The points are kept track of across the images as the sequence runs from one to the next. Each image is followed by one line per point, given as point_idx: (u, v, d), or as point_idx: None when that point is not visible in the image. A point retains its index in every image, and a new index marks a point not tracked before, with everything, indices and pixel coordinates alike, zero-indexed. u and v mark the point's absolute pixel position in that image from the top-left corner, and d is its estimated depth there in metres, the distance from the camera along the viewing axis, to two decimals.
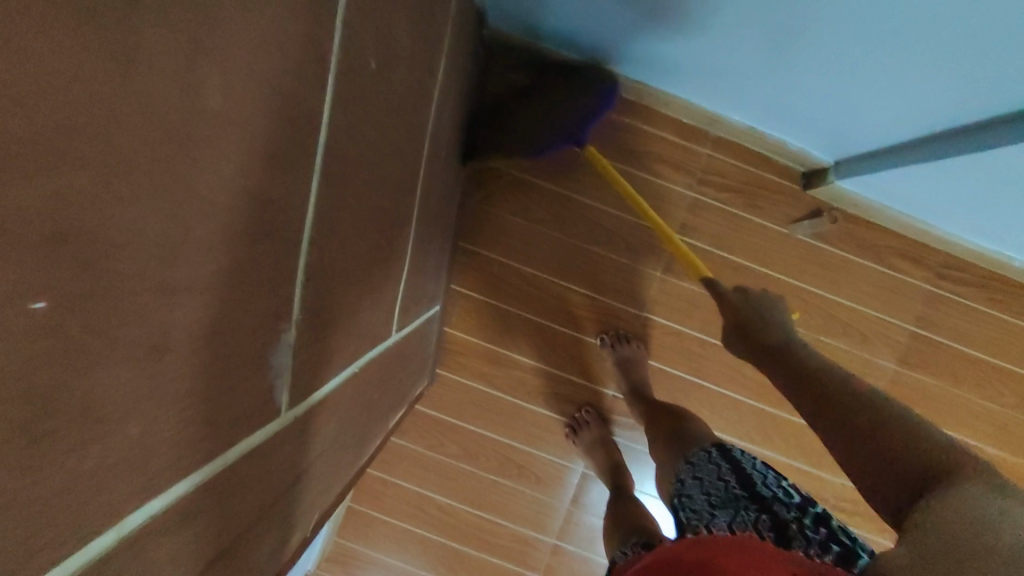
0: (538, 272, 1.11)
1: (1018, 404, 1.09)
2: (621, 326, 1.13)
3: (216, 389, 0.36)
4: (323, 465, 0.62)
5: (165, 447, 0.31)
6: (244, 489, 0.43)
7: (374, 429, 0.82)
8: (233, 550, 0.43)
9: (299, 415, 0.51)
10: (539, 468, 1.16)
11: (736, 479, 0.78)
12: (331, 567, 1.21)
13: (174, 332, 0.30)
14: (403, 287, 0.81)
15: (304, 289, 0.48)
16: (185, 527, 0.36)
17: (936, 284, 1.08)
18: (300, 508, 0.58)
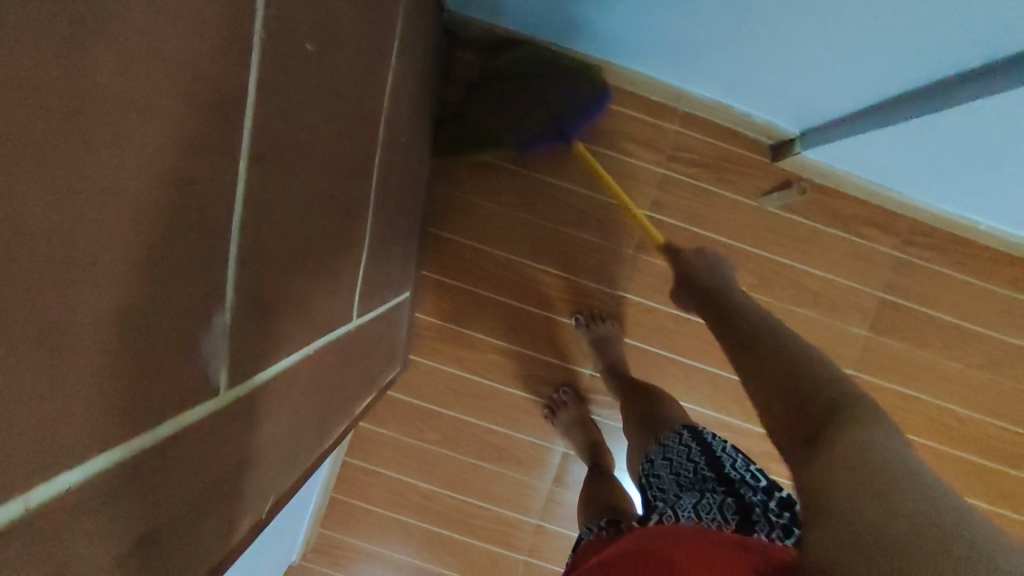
0: (510, 255, 1.12)
1: (980, 363, 1.12)
2: (595, 306, 1.12)
3: (128, 367, 0.37)
4: (277, 447, 0.63)
5: (64, 423, 0.32)
6: (171, 467, 0.44)
7: (337, 412, 0.83)
8: (167, 529, 0.45)
9: (238, 394, 0.52)
10: (518, 449, 1.17)
11: (706, 461, 0.80)
12: (318, 558, 1.22)
13: (67, 315, 0.30)
14: (362, 274, 0.82)
15: (235, 275, 0.48)
16: (101, 501, 0.37)
17: (904, 250, 1.09)
18: (249, 490, 0.58)
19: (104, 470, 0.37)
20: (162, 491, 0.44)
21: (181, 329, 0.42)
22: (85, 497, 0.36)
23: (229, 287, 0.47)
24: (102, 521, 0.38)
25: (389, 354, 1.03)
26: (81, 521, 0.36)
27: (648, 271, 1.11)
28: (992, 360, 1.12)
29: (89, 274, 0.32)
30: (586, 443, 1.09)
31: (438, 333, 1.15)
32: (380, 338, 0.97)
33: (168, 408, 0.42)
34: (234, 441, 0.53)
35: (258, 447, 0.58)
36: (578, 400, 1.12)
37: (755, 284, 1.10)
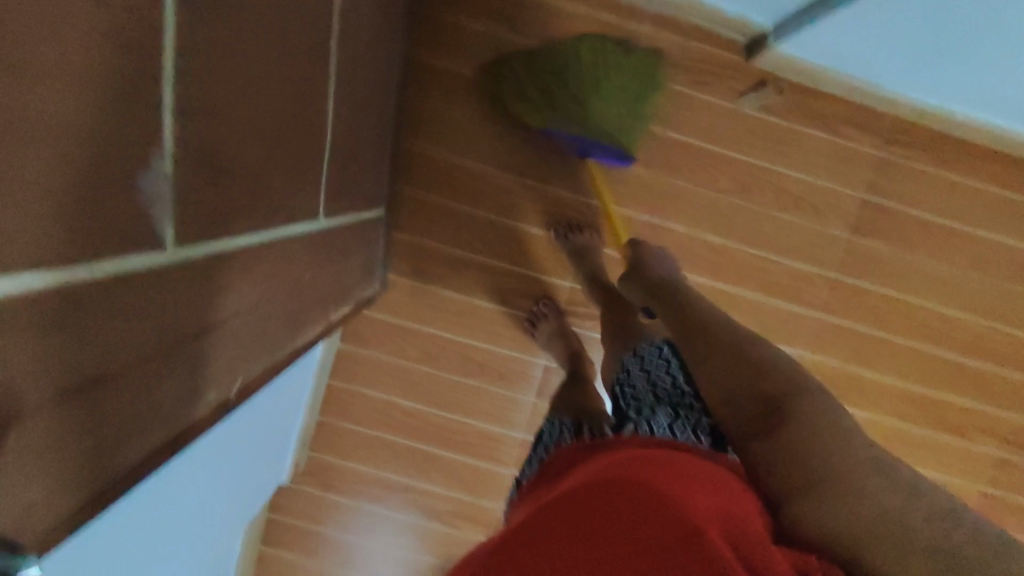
0: (483, 167, 1.12)
1: (965, 264, 1.12)
2: (569, 215, 1.14)
3: (71, 185, 0.36)
4: (243, 325, 0.64)
5: (15, 226, 0.32)
6: (123, 314, 0.44)
7: (308, 312, 0.84)
8: (121, 375, 0.45)
9: (190, 258, 0.52)
10: (501, 364, 1.17)
11: (687, 376, 0.78)
12: (308, 481, 1.23)
13: (14, 99, 0.30)
14: (326, 172, 0.82)
15: (179, 122, 0.47)
16: (47, 327, 0.37)
17: (886, 149, 1.09)
18: (211, 362, 0.59)
19: (50, 296, 0.36)
20: (110, 339, 0.43)
21: (122, 166, 0.41)
22: (34, 318, 0.35)
23: (169, 134, 0.46)
24: (49, 353, 0.37)
25: (363, 268, 1.04)
26: (32, 346, 0.36)
27: (624, 179, 1.11)
28: (974, 258, 1.12)
29: (28, 79, 0.31)
30: (564, 353, 1.10)
31: (419, 250, 1.14)
32: (351, 245, 0.97)
33: (112, 248, 0.42)
34: (192, 307, 0.53)
35: (220, 320, 0.59)
36: (558, 312, 1.13)
37: (733, 189, 1.10)
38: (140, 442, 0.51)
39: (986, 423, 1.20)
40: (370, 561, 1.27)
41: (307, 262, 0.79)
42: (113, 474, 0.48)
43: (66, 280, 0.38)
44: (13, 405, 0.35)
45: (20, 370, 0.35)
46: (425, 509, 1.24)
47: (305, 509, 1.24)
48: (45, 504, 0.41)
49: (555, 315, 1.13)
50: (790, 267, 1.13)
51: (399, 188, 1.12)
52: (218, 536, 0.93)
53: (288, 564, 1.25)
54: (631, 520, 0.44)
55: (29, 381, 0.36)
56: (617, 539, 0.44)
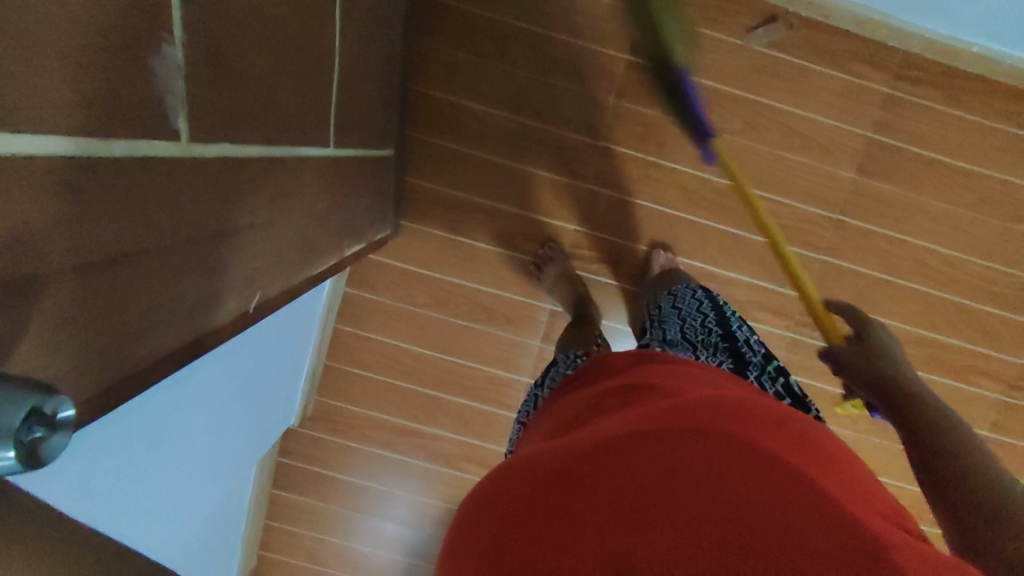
0: (489, 109, 1.11)
1: (972, 203, 1.13)
2: (577, 159, 1.13)
3: (89, 48, 0.36)
4: (252, 238, 0.65)
5: (35, 78, 0.32)
6: (141, 199, 0.44)
7: (317, 241, 0.86)
8: (139, 262, 0.46)
9: (204, 156, 0.52)
10: (507, 309, 1.18)
11: (716, 317, 0.86)
12: (316, 425, 1.25)
13: None
14: (334, 101, 0.81)
15: (190, 10, 0.47)
16: (69, 196, 0.37)
17: (895, 86, 1.08)
18: (223, 267, 0.60)
19: (68, 165, 0.36)
20: (125, 223, 0.43)
21: (137, 42, 0.41)
22: (54, 183, 0.36)
23: (175, 21, 0.45)
24: (69, 224, 0.37)
25: (375, 209, 1.04)
26: (53, 212, 0.36)
27: (632, 119, 1.12)
28: (980, 198, 1.12)
29: None
30: (570, 294, 1.10)
31: (425, 195, 1.14)
32: (359, 184, 0.97)
33: (128, 128, 0.42)
34: (205, 210, 0.54)
35: (229, 228, 0.59)
36: (564, 255, 1.13)
37: (739, 130, 1.10)
38: (155, 337, 0.52)
39: (988, 366, 1.20)
40: (381, 505, 1.29)
41: (316, 189, 0.79)
42: (131, 366, 0.49)
43: (86, 153, 0.38)
44: (38, 270, 0.36)
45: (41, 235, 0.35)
46: (432, 452, 1.25)
47: (313, 452, 1.26)
48: (68, 382, 0.41)
49: (561, 257, 1.13)
50: (797, 210, 1.12)
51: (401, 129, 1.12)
52: (230, 470, 0.95)
53: (300, 504, 1.29)
54: (703, 467, 0.48)
55: (51, 247, 0.36)
56: (682, 473, 0.48)
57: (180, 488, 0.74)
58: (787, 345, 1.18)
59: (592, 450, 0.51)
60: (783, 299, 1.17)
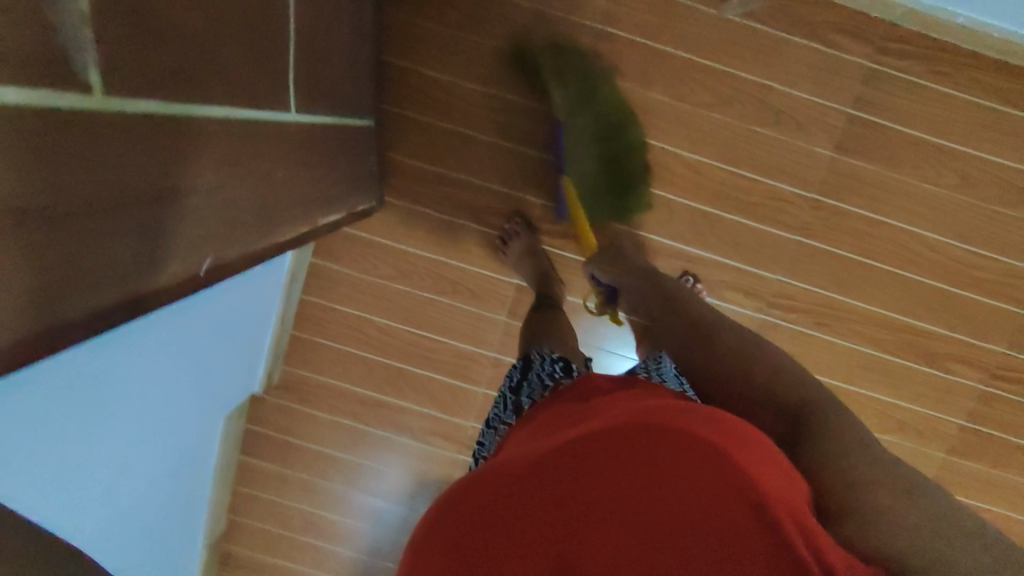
0: (459, 81, 1.10)
1: (956, 184, 1.08)
2: (546, 132, 1.11)
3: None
4: (209, 208, 0.61)
5: None
6: (75, 160, 0.40)
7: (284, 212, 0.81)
8: (74, 228, 0.41)
9: (143, 114, 0.47)
10: (472, 283, 1.17)
11: None
12: (284, 395, 1.25)
13: None
14: (293, 78, 0.78)
15: None
16: None
17: (878, 60, 1.04)
18: (180, 237, 0.55)
19: None
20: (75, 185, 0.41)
21: None
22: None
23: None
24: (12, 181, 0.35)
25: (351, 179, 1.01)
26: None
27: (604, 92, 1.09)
28: (966, 178, 1.08)
29: None
30: (535, 270, 1.09)
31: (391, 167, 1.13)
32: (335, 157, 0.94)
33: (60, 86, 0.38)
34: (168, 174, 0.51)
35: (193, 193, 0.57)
36: (530, 229, 1.12)
37: (712, 102, 1.08)
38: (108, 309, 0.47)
39: (965, 353, 1.16)
40: (350, 476, 1.30)
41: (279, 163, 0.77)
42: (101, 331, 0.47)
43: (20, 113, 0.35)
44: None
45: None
46: (398, 424, 1.26)
47: (281, 421, 1.27)
48: (37, 349, 0.39)
49: (527, 233, 1.11)
50: (771, 186, 1.10)
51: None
52: (183, 429, 0.96)
53: (269, 471, 1.30)
54: (699, 460, 0.45)
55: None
56: (683, 475, 0.45)
57: (122, 453, 0.73)
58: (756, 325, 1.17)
59: (532, 467, 0.50)
60: (752, 279, 1.15)
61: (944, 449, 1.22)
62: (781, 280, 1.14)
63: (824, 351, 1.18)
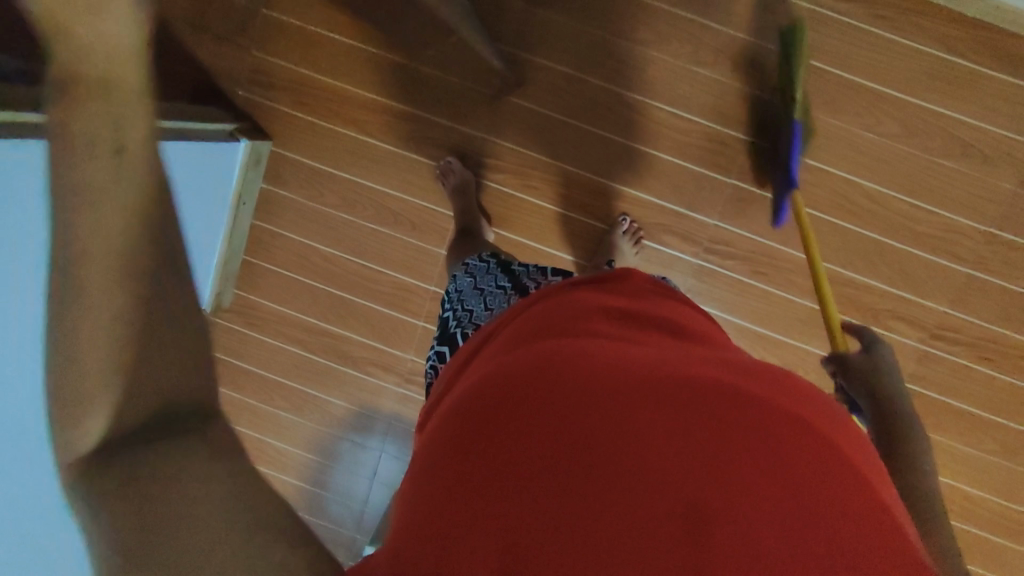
0: (424, 19, 1.11)
1: (898, 133, 1.07)
2: (505, 74, 1.12)
3: None
4: None
5: None
6: None
7: None
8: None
9: None
10: (414, 215, 1.19)
11: None
12: (234, 318, 1.29)
13: None
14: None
15: None
16: None
17: (818, 2, 1.05)
18: None
19: None
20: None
21: None
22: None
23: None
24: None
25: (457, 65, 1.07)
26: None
27: (546, 27, 1.10)
28: (906, 127, 1.07)
29: None
30: (461, 207, 1.11)
31: (332, 95, 1.15)
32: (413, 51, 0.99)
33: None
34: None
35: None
36: (464, 168, 1.13)
37: (653, 40, 1.09)
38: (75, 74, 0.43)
39: (907, 310, 1.14)
40: (296, 404, 1.33)
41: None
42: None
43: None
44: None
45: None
46: (340, 354, 1.28)
47: (232, 344, 1.31)
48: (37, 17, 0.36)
49: (462, 171, 1.13)
50: (708, 128, 1.10)
51: (302, 26, 1.13)
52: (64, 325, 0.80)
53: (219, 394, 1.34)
54: (813, 478, 0.43)
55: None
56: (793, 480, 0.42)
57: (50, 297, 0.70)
58: (693, 270, 1.16)
59: (637, 391, 0.47)
60: (692, 223, 1.14)
61: None
62: (717, 225, 1.14)
63: (760, 300, 1.16)
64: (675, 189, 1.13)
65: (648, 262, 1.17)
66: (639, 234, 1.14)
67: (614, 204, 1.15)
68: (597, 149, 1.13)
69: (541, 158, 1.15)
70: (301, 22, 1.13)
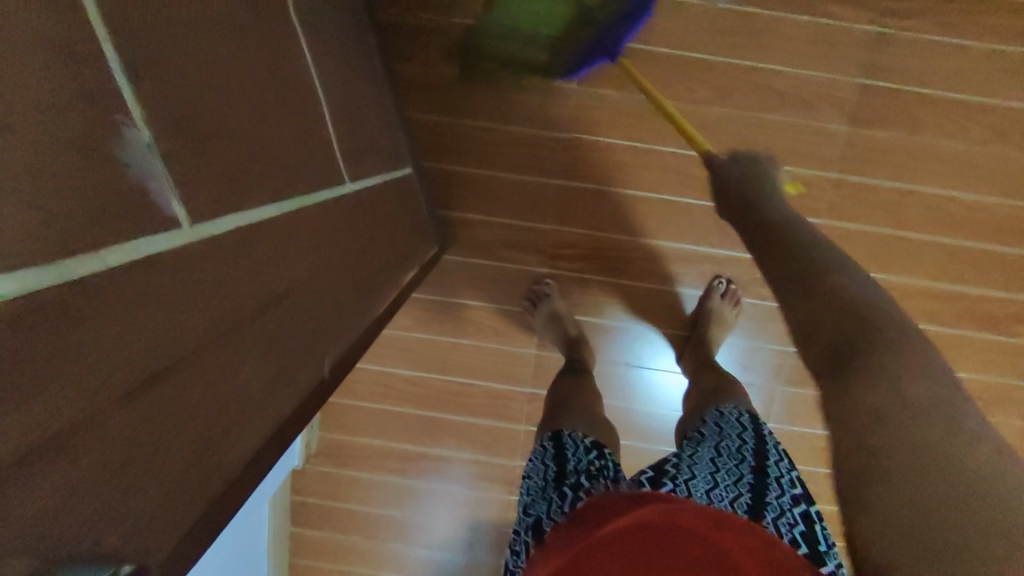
0: (468, 123, 1.06)
1: (986, 138, 1.02)
2: (563, 160, 1.07)
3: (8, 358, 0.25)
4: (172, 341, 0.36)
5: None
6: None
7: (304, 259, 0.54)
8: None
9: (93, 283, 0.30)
10: (493, 320, 1.13)
11: (755, 442, 0.74)
12: (325, 461, 1.20)
13: None
14: (315, 70, 0.63)
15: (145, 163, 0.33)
16: None
17: (880, 22, 0.99)
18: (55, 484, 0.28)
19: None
20: (7, 62, 0.25)
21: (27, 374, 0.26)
22: (17, 324, 0.25)
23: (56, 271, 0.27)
24: (0, 229, 0.24)
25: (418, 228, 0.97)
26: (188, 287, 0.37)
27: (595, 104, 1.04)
28: (996, 130, 1.01)
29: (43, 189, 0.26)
30: (563, 337, 1.07)
31: None
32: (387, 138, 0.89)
33: (88, 239, 0.29)
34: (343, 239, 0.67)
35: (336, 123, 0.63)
36: (559, 292, 1.09)
37: (714, 96, 1.02)
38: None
39: None
40: (401, 531, 1.24)
41: (333, 63, 0.70)
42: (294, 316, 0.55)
43: (195, 226, 0.38)
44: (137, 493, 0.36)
45: (125, 137, 0.32)
46: (442, 475, 1.21)
47: (324, 489, 1.21)
48: None
49: (558, 296, 1.09)
50: (790, 172, 1.05)
51: None
52: None
53: (321, 541, 1.24)
54: None
55: (101, 442, 0.31)
56: None
57: None
58: None
59: None
60: None
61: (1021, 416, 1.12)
62: None
63: None
64: None
65: (747, 318, 1.12)
66: (735, 293, 1.07)
67: (704, 268, 1.09)
68: (678, 218, 1.07)
69: (610, 236, 1.09)
70: None
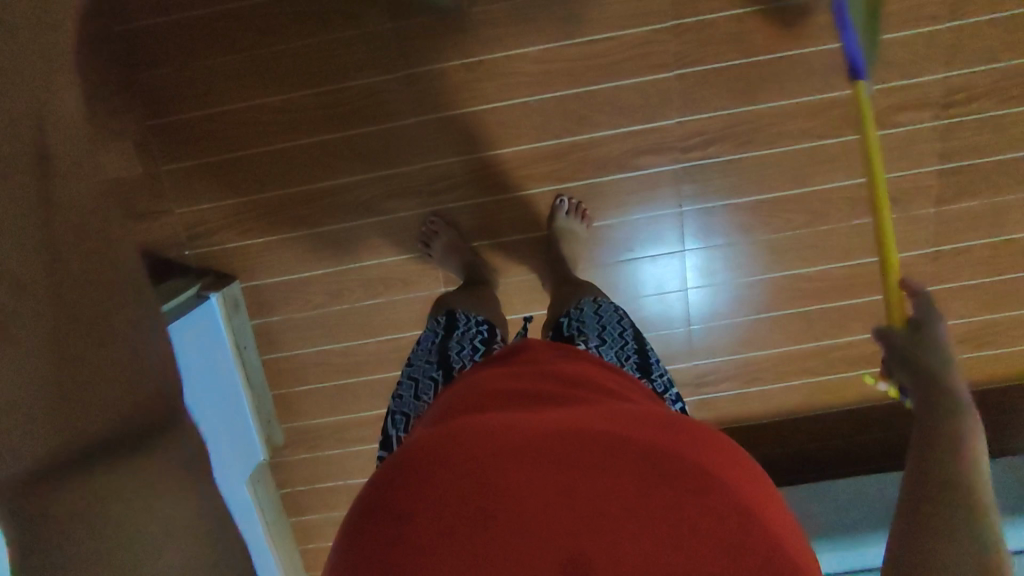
0: (301, 93, 1.07)
1: None
2: (402, 99, 1.07)
3: None
4: None
5: None
6: None
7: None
8: None
9: None
10: (398, 271, 1.15)
11: (635, 331, 0.83)
12: (298, 449, 1.26)
13: None
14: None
15: None
16: None
17: None
18: None
19: None
20: None
21: None
22: None
23: None
24: None
25: None
26: None
27: (416, 34, 1.05)
28: None
29: None
30: (460, 264, 1.09)
31: (271, 205, 1.12)
32: None
33: None
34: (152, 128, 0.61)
35: None
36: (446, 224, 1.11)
37: None
38: None
39: (906, 99, 1.06)
40: None
41: None
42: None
43: None
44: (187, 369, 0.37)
45: None
46: None
47: (306, 475, 1.27)
48: None
49: (445, 229, 1.11)
50: (624, 37, 1.04)
51: (204, 160, 1.10)
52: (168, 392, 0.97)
53: (320, 523, 1.30)
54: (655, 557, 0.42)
55: None
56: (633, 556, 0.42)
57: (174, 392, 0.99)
58: (681, 176, 1.11)
59: (552, 445, 0.48)
60: (657, 135, 1.08)
61: (935, 203, 1.11)
62: (681, 122, 1.08)
63: (758, 168, 1.10)
64: (629, 111, 1.07)
65: (636, 194, 1.12)
66: (581, 208, 1.11)
67: (576, 156, 1.10)
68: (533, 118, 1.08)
69: (473, 158, 1.10)
70: (204, 158, 1.10)
